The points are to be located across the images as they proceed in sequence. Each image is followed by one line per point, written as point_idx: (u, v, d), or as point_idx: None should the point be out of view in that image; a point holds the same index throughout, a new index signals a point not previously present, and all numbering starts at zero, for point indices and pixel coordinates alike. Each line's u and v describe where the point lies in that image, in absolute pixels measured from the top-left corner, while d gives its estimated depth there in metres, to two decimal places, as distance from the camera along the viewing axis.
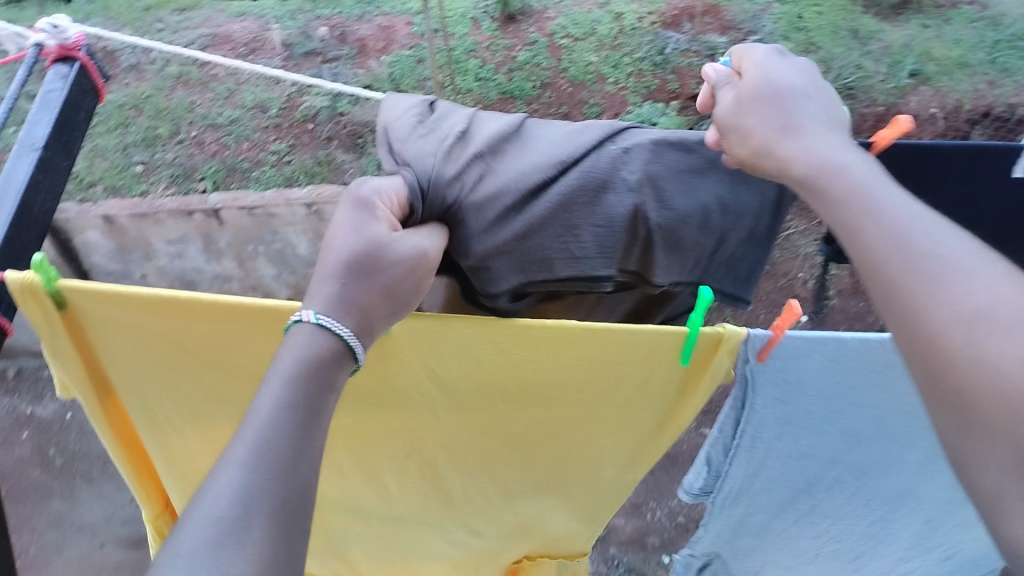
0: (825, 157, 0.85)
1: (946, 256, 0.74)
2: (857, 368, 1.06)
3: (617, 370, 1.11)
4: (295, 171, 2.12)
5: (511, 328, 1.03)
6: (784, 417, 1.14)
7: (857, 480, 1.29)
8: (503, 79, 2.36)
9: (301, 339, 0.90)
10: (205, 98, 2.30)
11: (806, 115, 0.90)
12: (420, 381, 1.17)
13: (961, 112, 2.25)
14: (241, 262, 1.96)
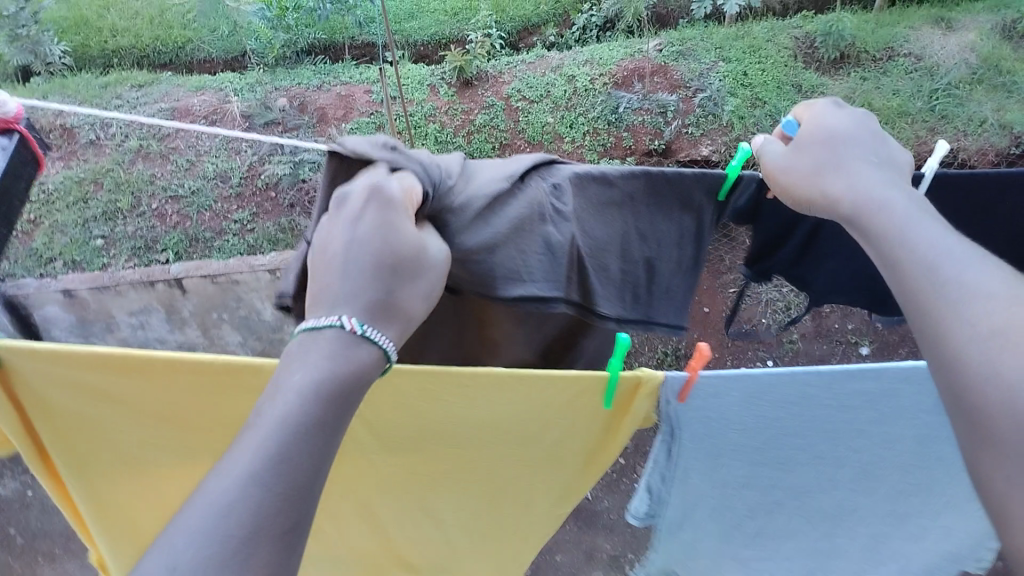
0: (868, 189, 0.76)
1: (979, 278, 0.65)
2: (782, 402, 0.99)
3: (546, 416, 0.99)
4: (259, 239, 2.14)
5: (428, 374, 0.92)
6: (714, 449, 1.06)
7: (798, 503, 1.20)
8: (463, 142, 2.44)
9: (315, 350, 0.66)
10: (165, 170, 2.31)
11: (857, 155, 0.79)
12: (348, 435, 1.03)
13: None
14: (205, 330, 1.93)
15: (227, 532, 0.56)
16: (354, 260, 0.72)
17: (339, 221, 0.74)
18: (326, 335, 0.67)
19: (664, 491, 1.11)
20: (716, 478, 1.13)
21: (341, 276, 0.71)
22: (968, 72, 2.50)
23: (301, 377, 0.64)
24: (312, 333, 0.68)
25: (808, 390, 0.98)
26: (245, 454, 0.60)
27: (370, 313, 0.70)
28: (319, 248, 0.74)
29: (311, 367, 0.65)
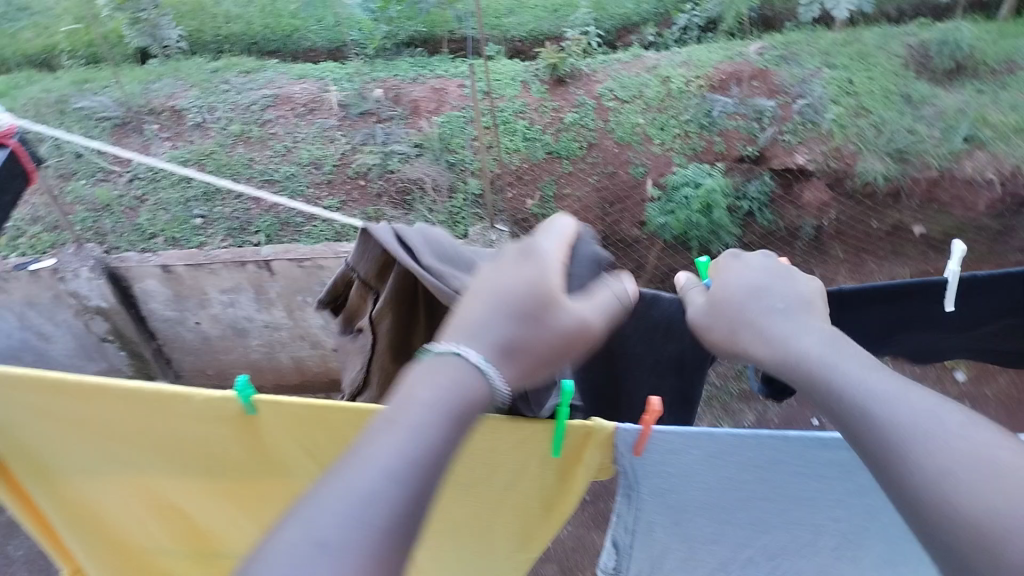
0: (787, 336, 0.66)
1: (906, 406, 0.55)
2: (749, 457, 0.79)
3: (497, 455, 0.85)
4: (345, 226, 2.17)
5: (346, 415, 0.79)
6: (676, 501, 0.85)
7: (778, 563, 0.92)
8: (550, 139, 2.44)
9: (443, 375, 0.60)
10: (264, 155, 2.41)
11: (760, 294, 0.71)
12: (298, 462, 0.88)
13: (1019, 178, 2.21)
14: (290, 311, 2.02)
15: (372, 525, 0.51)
16: (505, 312, 0.64)
17: (507, 267, 0.67)
18: (475, 385, 0.61)
19: (629, 541, 0.91)
20: (686, 531, 0.90)
21: (491, 313, 0.64)
22: None
23: (433, 396, 0.59)
24: (436, 356, 0.62)
25: (779, 456, 0.79)
26: (400, 452, 0.55)
27: (501, 358, 0.62)
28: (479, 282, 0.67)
29: (441, 390, 0.59)
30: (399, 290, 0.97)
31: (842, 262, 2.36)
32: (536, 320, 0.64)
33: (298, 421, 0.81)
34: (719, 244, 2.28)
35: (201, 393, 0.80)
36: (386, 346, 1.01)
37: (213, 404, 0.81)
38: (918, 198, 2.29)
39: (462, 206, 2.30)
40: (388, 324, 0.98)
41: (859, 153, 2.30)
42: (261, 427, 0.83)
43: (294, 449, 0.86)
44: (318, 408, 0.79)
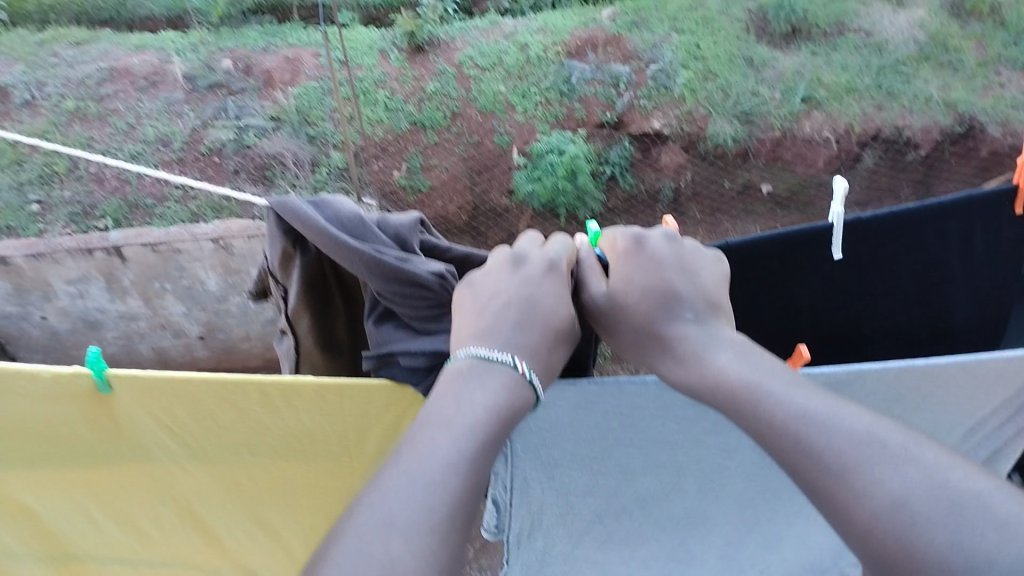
0: (716, 360, 0.58)
1: (852, 423, 0.51)
2: (614, 404, 0.76)
3: (359, 425, 0.80)
4: (201, 207, 2.06)
5: (207, 384, 0.76)
6: (549, 454, 0.83)
7: (652, 512, 0.90)
8: (413, 109, 2.42)
9: (493, 380, 0.57)
10: (104, 133, 2.27)
11: (670, 296, 0.62)
12: (157, 445, 0.83)
13: (852, 136, 2.39)
14: (147, 300, 1.90)
15: (433, 506, 0.50)
16: (536, 317, 0.61)
17: (510, 267, 0.65)
18: (527, 389, 0.59)
19: (509, 499, 0.87)
20: (562, 488, 0.87)
21: (516, 326, 0.61)
22: (916, 50, 2.56)
23: (486, 398, 0.56)
24: (484, 364, 0.58)
25: (640, 398, 0.76)
26: (450, 449, 0.53)
27: (544, 365, 0.61)
28: (477, 293, 0.65)
29: (493, 392, 0.57)
30: (309, 280, 0.83)
31: (699, 222, 2.43)
32: (565, 324, 0.62)
33: (155, 396, 0.77)
34: (585, 210, 2.34)
35: (51, 371, 0.76)
36: (313, 346, 0.88)
37: (61, 383, 0.76)
38: (763, 158, 2.43)
39: (326, 178, 2.22)
40: (307, 324, 0.85)
41: (709, 116, 2.42)
42: (115, 406, 0.78)
43: (151, 428, 0.80)
44: (178, 380, 0.75)
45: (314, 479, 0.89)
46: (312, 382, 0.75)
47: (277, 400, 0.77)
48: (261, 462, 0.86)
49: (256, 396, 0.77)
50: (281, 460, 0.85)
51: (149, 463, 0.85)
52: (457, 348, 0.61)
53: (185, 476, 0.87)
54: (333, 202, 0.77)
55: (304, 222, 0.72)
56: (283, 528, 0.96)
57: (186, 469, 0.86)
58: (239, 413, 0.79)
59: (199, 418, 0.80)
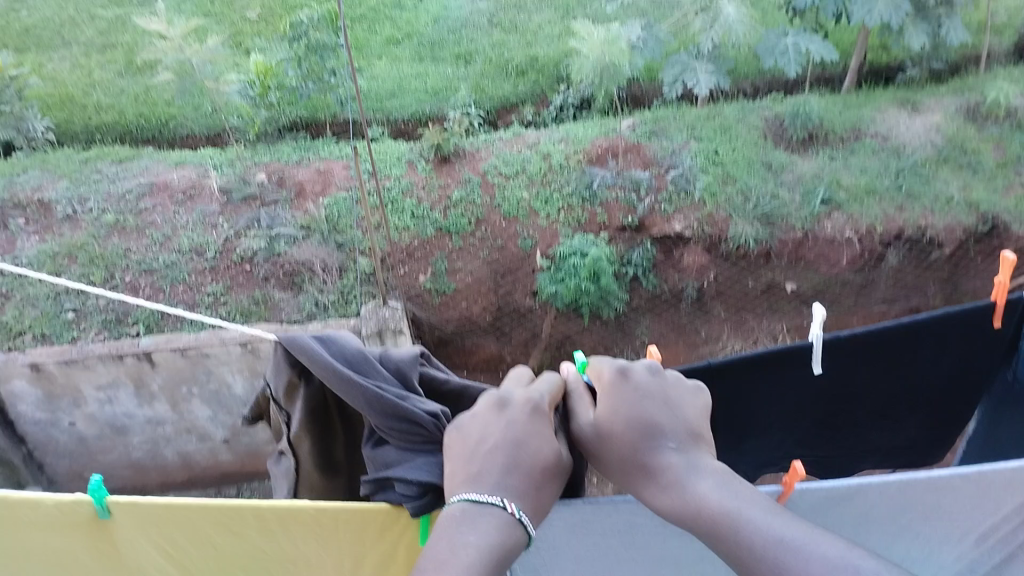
0: (705, 492, 0.70)
1: (826, 551, 0.64)
2: (611, 523, 0.82)
3: (355, 549, 0.84)
4: (232, 311, 2.22)
5: (202, 510, 0.83)
6: (548, 573, 0.90)
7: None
8: (439, 217, 2.47)
9: (484, 522, 0.68)
10: (140, 244, 2.38)
11: (655, 426, 0.75)
12: (156, 568, 0.89)
13: (874, 236, 2.43)
14: (175, 405, 1.92)
15: None
16: (522, 460, 0.72)
17: (504, 406, 0.77)
18: (519, 527, 0.69)
19: None
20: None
21: (505, 469, 0.71)
22: (935, 152, 2.56)
23: (479, 538, 0.66)
24: (475, 508, 0.69)
25: (637, 517, 0.83)
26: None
27: (533, 503, 0.71)
28: (466, 437, 0.75)
29: (487, 534, 0.67)
30: (312, 408, 0.91)
31: (725, 320, 2.45)
32: (548, 461, 0.73)
33: (152, 519, 0.84)
34: (610, 309, 2.36)
35: (56, 499, 0.84)
36: (312, 465, 0.95)
37: (62, 510, 0.84)
38: (787, 258, 2.45)
39: (353, 285, 2.32)
40: (307, 447, 0.93)
41: (731, 219, 2.46)
42: (119, 530, 0.85)
43: (152, 549, 0.87)
44: (173, 505, 0.83)
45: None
46: (306, 507, 0.81)
47: (272, 523, 0.83)
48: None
49: (253, 520, 0.83)
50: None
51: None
52: (456, 487, 0.71)
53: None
54: (337, 338, 0.85)
55: (314, 361, 0.81)
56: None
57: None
58: (236, 535, 0.85)
59: (197, 545, 0.87)
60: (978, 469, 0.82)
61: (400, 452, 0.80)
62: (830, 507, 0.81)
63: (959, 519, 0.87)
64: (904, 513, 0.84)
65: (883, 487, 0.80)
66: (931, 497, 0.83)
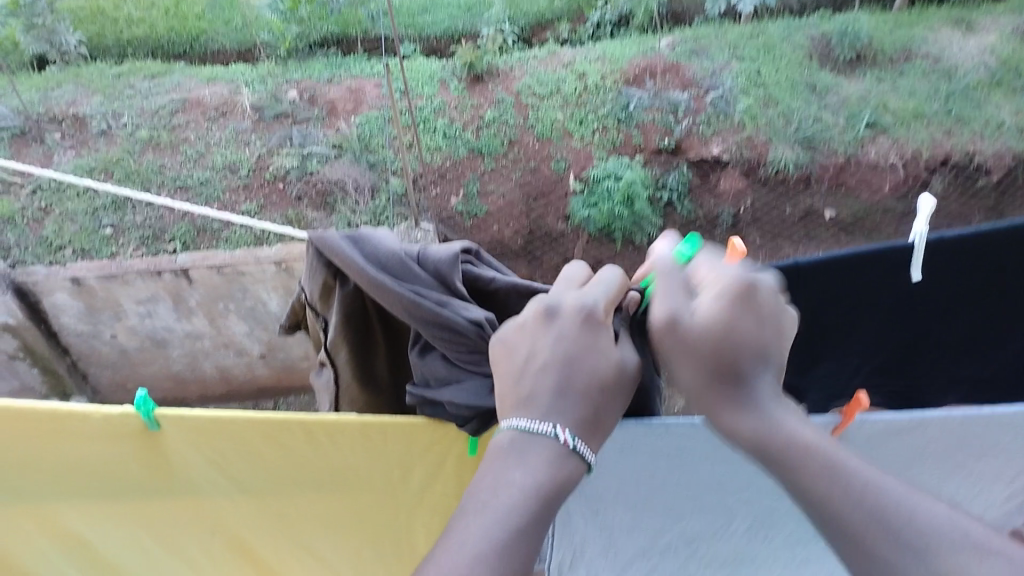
0: (809, 436, 0.72)
1: (885, 487, 0.67)
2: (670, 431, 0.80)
3: (403, 458, 0.97)
4: (265, 230, 2.19)
5: (249, 423, 0.92)
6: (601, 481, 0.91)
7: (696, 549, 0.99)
8: (471, 137, 2.44)
9: (534, 456, 0.70)
10: (175, 160, 2.37)
11: (743, 333, 0.75)
12: (204, 477, 0.98)
13: (920, 161, 2.34)
14: (212, 320, 1.96)
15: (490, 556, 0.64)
16: (575, 382, 0.72)
17: (542, 321, 0.76)
18: (573, 458, 0.71)
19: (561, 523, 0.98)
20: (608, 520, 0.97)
21: (557, 394, 0.72)
22: (988, 74, 2.48)
23: (526, 476, 0.68)
24: (524, 436, 0.71)
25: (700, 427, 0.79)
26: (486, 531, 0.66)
27: (588, 431, 0.72)
28: (512, 349, 0.77)
29: (536, 468, 0.69)
30: (349, 314, 0.96)
31: (761, 247, 2.37)
32: (606, 378, 0.73)
33: (200, 432, 0.93)
34: (643, 234, 2.29)
35: (105, 413, 0.92)
36: (349, 376, 1.02)
37: (113, 421, 0.92)
38: (828, 183, 2.37)
39: (385, 205, 2.26)
40: (344, 357, 0.99)
41: (771, 142, 2.40)
42: (167, 446, 0.94)
43: (200, 464, 0.96)
44: (219, 419, 0.91)
45: (352, 509, 1.04)
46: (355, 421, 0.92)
47: (322, 436, 0.94)
48: (308, 482, 0.99)
49: (298, 432, 0.93)
50: (324, 496, 1.01)
51: (195, 500, 1.01)
52: (505, 414, 0.74)
53: (231, 509, 1.03)
54: (372, 238, 0.91)
55: (352, 267, 0.87)
56: (328, 556, 1.09)
57: (233, 504, 1.02)
58: (285, 448, 0.95)
59: (243, 456, 0.96)
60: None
61: (450, 369, 0.88)
62: (889, 435, 0.83)
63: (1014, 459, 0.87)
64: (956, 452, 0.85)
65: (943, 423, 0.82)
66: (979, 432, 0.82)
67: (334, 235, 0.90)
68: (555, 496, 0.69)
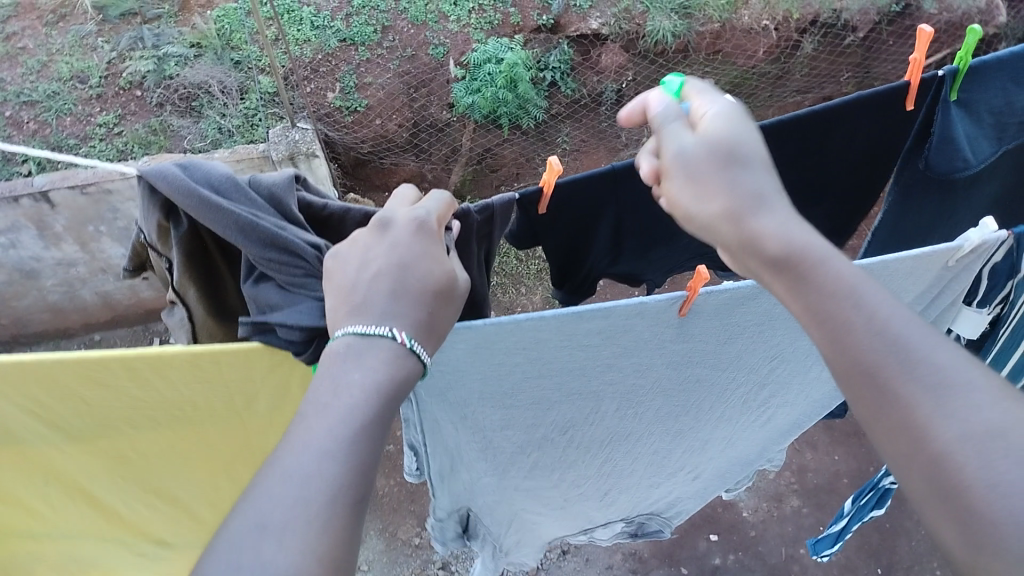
0: (821, 261, 0.54)
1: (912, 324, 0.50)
2: (517, 341, 0.83)
3: (245, 388, 0.80)
4: (128, 143, 2.05)
5: (63, 369, 0.73)
6: (456, 397, 0.90)
7: (571, 435, 1.03)
8: (342, 26, 2.30)
9: (371, 358, 0.58)
10: (15, 73, 2.15)
11: (752, 148, 0.60)
12: (20, 425, 0.80)
13: (791, 22, 2.38)
14: (83, 244, 1.85)
15: (312, 497, 0.50)
16: (409, 284, 0.61)
17: (376, 232, 0.65)
18: (411, 357, 0.59)
19: (423, 439, 0.96)
20: (476, 424, 0.96)
21: (392, 295, 0.60)
22: None
23: (364, 377, 0.56)
24: (362, 342, 0.58)
25: (542, 333, 0.83)
26: (320, 441, 0.53)
27: (425, 333, 0.61)
28: (343, 264, 0.64)
29: (371, 370, 0.57)
30: (190, 252, 0.80)
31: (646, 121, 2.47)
32: (440, 283, 0.63)
33: (6, 379, 0.74)
34: (529, 118, 2.32)
35: None
36: (205, 313, 0.86)
37: None
38: (705, 52, 2.38)
39: (257, 106, 2.11)
40: (195, 295, 0.83)
41: (648, 12, 2.34)
42: None
43: (7, 410, 0.78)
44: (27, 365, 0.72)
45: (198, 445, 0.89)
46: (181, 353, 0.73)
47: (154, 377, 0.76)
48: (140, 412, 0.81)
49: (123, 372, 0.75)
50: (168, 434, 0.86)
51: (18, 445, 0.83)
52: (335, 326, 0.61)
53: (59, 456, 0.86)
54: (202, 163, 0.75)
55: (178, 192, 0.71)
56: (183, 493, 0.98)
57: (76, 451, 0.86)
58: (110, 389, 0.77)
59: (62, 400, 0.78)
60: (883, 261, 0.82)
61: (282, 293, 0.72)
62: (740, 303, 0.88)
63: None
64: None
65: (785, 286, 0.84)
66: None
67: (158, 166, 0.73)
68: (395, 400, 0.57)
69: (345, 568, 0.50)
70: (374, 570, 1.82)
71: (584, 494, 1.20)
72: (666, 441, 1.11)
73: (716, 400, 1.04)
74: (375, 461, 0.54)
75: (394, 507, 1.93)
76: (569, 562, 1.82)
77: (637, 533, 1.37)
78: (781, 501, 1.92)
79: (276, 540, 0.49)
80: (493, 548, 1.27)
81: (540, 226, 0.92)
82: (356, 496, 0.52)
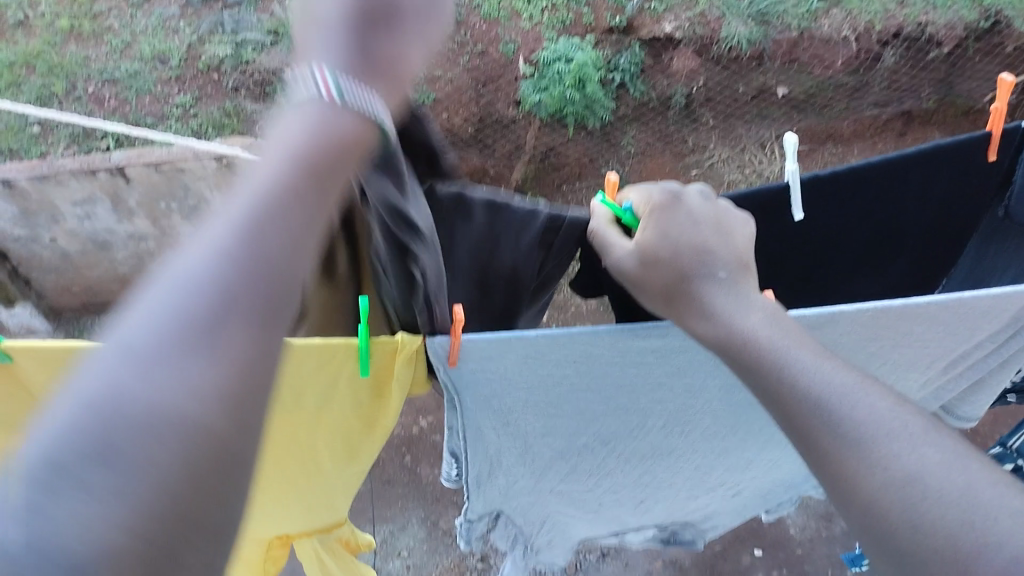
0: (766, 340, 0.63)
1: (833, 384, 0.59)
2: (567, 354, 0.82)
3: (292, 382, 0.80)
4: (203, 124, 2.12)
5: None
6: (502, 404, 0.89)
7: (613, 446, 1.02)
8: None
9: (294, 122, 0.57)
10: (100, 51, 2.23)
11: (690, 238, 0.68)
12: None
13: (873, 35, 2.29)
14: (155, 220, 1.90)
15: (202, 299, 0.50)
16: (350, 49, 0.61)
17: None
18: (344, 116, 0.58)
19: (464, 445, 0.95)
20: (518, 430, 0.95)
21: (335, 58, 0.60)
22: None
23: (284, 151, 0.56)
24: (297, 104, 0.58)
25: (594, 346, 0.82)
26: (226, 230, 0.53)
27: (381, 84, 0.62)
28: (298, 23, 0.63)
29: (296, 133, 0.57)
30: None
31: (713, 128, 2.47)
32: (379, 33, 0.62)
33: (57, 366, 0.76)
34: (594, 119, 2.32)
35: None
36: None
37: None
38: (779, 61, 2.33)
39: None
40: None
41: (724, 17, 2.28)
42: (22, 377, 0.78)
43: None
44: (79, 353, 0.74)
45: None
46: None
47: None
48: None
49: None
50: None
51: None
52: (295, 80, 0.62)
53: None
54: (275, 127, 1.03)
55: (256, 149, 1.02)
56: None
57: None
58: None
59: None
60: (960, 297, 0.79)
61: None
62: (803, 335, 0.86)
63: (931, 345, 0.92)
64: (878, 336, 0.87)
65: (857, 314, 0.80)
66: (901, 320, 0.84)
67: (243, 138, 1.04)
68: (320, 184, 0.57)
69: (232, 388, 0.50)
70: (413, 557, 1.86)
71: (618, 500, 1.18)
72: (712, 460, 1.09)
73: (765, 420, 1.02)
74: (292, 277, 0.54)
75: (438, 496, 1.94)
76: (609, 566, 1.80)
77: (669, 539, 1.38)
78: (831, 521, 1.86)
79: (154, 348, 0.48)
80: (523, 545, 1.27)
81: (601, 272, 0.95)
82: (255, 305, 0.52)
